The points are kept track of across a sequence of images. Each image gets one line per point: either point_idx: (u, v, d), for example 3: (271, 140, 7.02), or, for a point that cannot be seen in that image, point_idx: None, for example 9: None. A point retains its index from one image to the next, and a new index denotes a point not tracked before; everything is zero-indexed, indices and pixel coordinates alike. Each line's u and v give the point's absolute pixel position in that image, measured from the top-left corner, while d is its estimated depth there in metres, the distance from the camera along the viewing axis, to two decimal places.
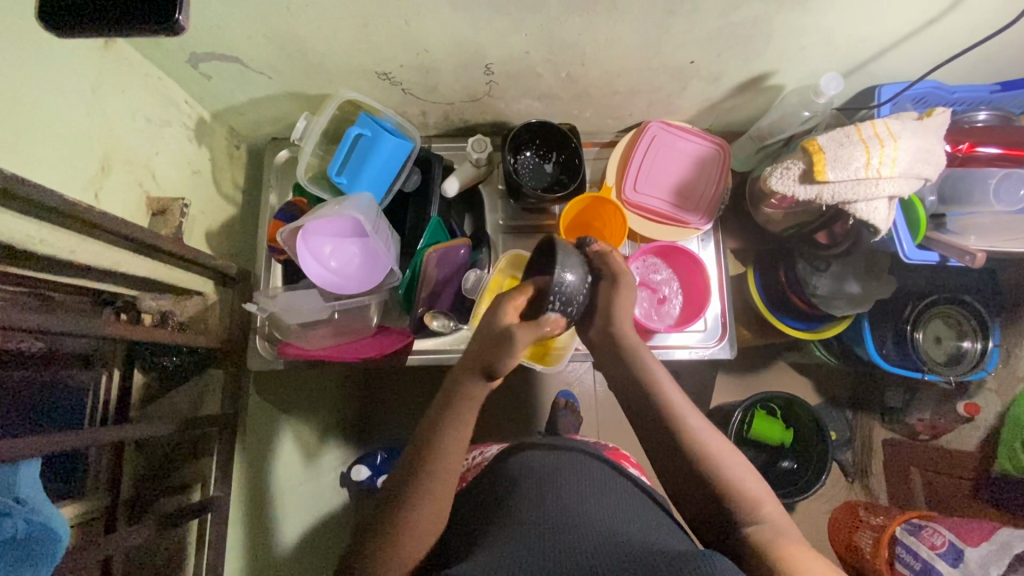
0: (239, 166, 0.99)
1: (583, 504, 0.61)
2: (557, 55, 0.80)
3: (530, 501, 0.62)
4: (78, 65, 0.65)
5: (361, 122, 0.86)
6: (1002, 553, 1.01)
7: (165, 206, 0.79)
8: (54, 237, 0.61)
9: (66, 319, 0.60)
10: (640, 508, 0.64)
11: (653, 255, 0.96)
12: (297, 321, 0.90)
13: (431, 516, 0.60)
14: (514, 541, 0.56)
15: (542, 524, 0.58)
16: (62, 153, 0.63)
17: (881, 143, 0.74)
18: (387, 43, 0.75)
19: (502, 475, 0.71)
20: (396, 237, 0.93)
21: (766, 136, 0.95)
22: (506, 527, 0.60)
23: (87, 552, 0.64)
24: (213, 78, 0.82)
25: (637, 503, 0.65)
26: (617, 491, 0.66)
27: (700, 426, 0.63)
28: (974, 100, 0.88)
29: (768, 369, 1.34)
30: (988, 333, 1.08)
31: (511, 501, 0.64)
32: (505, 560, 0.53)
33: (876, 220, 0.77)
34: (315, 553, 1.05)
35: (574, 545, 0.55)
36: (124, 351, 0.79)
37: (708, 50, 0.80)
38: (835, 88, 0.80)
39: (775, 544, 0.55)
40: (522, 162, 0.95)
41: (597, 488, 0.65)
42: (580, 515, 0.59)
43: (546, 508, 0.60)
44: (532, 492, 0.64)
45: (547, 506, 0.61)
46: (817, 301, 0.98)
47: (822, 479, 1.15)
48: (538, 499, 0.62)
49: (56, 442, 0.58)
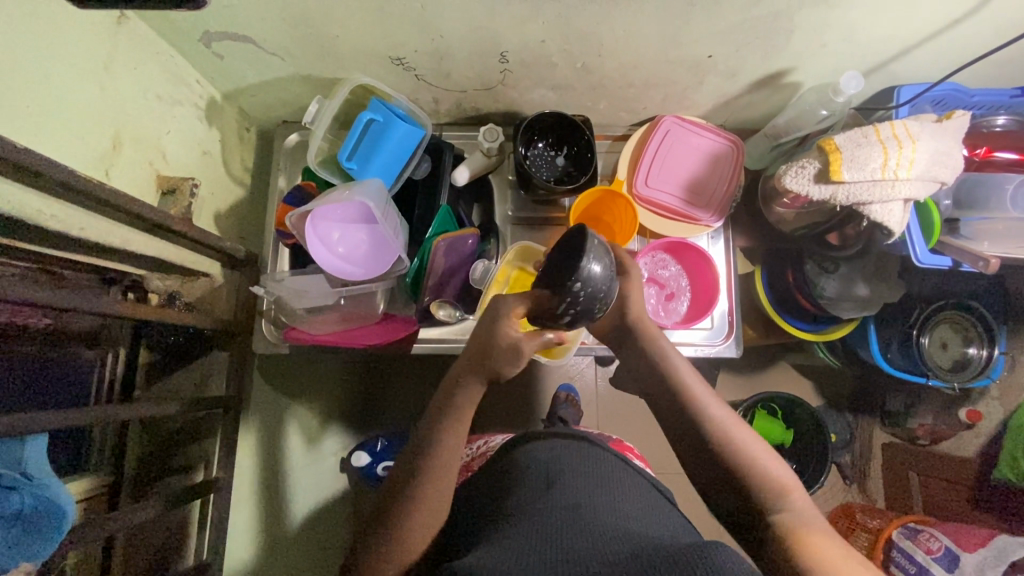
0: (249, 148, 0.99)
1: (589, 496, 0.61)
2: (574, 45, 0.79)
3: (535, 491, 0.63)
4: (91, 40, 0.65)
5: (372, 106, 0.85)
6: (999, 560, 0.99)
7: (175, 185, 0.78)
8: (63, 213, 0.60)
9: (81, 296, 0.60)
10: (643, 498, 0.64)
11: (663, 251, 0.96)
12: (303, 305, 0.89)
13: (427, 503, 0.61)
14: (518, 533, 0.57)
15: (548, 514, 0.58)
16: (74, 129, 0.63)
17: (899, 145, 0.73)
18: (403, 27, 0.74)
19: (509, 466, 0.71)
20: (404, 225, 0.92)
21: (781, 134, 0.94)
22: (511, 516, 0.61)
23: (94, 528, 0.64)
24: (225, 58, 0.81)
25: (641, 495, 0.65)
26: (623, 483, 0.66)
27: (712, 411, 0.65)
28: (993, 104, 0.86)
29: (770, 369, 1.34)
30: (994, 341, 1.08)
31: (514, 492, 0.65)
32: (510, 553, 0.53)
33: (890, 222, 0.76)
34: (313, 537, 1.06)
35: (579, 541, 0.54)
36: (131, 328, 0.80)
37: (727, 44, 0.79)
38: (855, 87, 0.79)
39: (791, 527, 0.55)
40: (533, 153, 0.95)
41: (599, 479, 0.65)
42: (585, 508, 0.59)
43: (551, 498, 0.61)
44: (537, 482, 0.64)
45: (551, 496, 0.61)
46: (824, 303, 0.97)
47: (820, 480, 1.15)
48: (544, 488, 0.63)
49: (65, 419, 0.58)
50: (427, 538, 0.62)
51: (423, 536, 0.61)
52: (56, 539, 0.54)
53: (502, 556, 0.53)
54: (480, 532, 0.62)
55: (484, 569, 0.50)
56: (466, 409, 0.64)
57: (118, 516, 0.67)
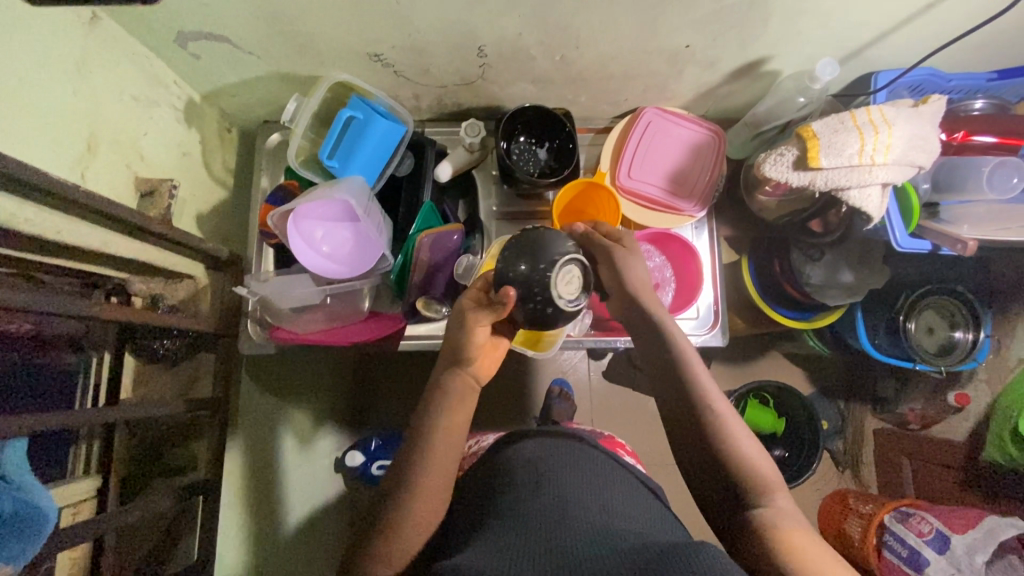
0: (230, 148, 0.98)
1: (582, 494, 0.61)
2: (550, 37, 0.79)
3: (525, 492, 0.62)
4: (61, 41, 0.64)
5: (352, 104, 0.85)
6: (988, 540, 0.99)
7: (154, 187, 0.77)
8: (41, 218, 0.60)
9: (57, 299, 0.59)
10: (633, 499, 0.64)
11: (647, 242, 0.96)
12: (288, 305, 0.88)
13: (417, 514, 0.61)
14: (505, 535, 0.56)
15: (542, 514, 0.58)
16: (46, 131, 0.62)
17: (876, 130, 0.74)
18: (379, 23, 0.74)
19: (500, 465, 0.71)
20: (388, 223, 0.92)
21: (761, 123, 0.94)
22: (502, 515, 0.60)
23: (82, 530, 0.64)
24: (202, 58, 0.81)
25: (634, 495, 0.65)
26: (616, 483, 0.66)
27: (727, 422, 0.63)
28: (970, 88, 0.88)
29: (760, 358, 1.36)
30: (980, 324, 1.09)
31: (504, 493, 0.64)
32: (495, 556, 0.52)
33: (869, 208, 0.77)
34: (309, 540, 1.06)
35: (571, 541, 0.54)
36: (116, 330, 0.79)
37: (704, 34, 0.79)
38: (831, 74, 0.79)
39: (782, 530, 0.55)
40: (515, 147, 0.95)
41: (593, 477, 0.65)
42: (577, 510, 0.58)
43: (539, 501, 0.60)
44: (529, 480, 0.64)
45: (544, 496, 0.61)
46: (811, 290, 0.98)
47: (811, 468, 1.16)
48: (534, 489, 0.62)
49: (42, 423, 0.57)
50: (418, 546, 0.61)
51: (418, 538, 0.61)
52: (36, 544, 0.54)
53: (499, 554, 0.53)
54: (472, 529, 0.62)
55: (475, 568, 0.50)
56: (463, 393, 0.67)
57: (104, 518, 0.67)
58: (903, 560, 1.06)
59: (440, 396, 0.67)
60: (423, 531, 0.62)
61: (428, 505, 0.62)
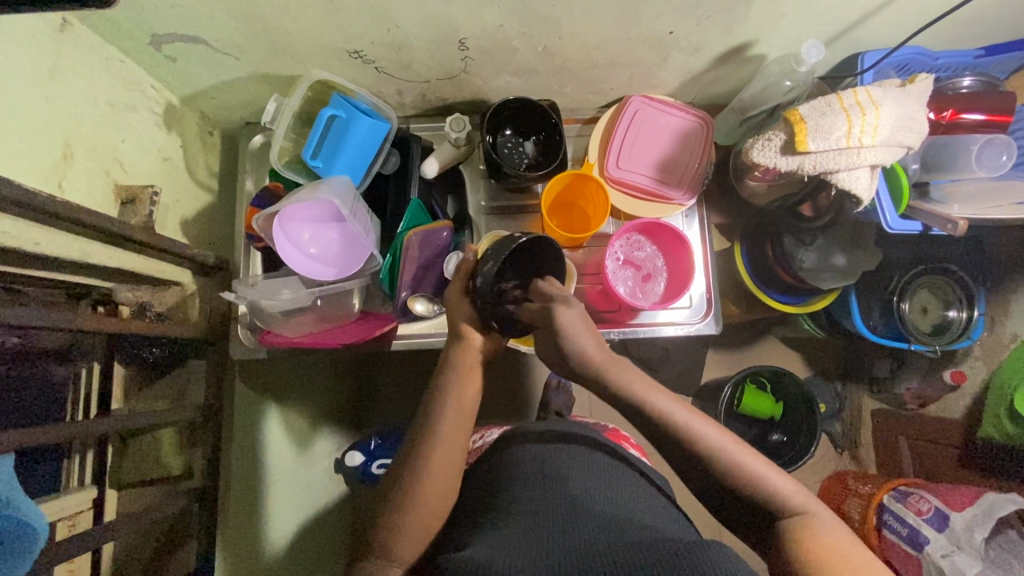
0: (213, 152, 0.97)
1: (589, 491, 0.60)
2: (533, 29, 0.78)
3: (532, 489, 0.61)
4: (30, 47, 0.63)
5: (334, 103, 0.83)
6: (986, 516, 0.98)
7: (134, 194, 0.76)
8: (18, 229, 0.59)
9: (45, 313, 0.59)
10: (640, 496, 0.63)
11: (637, 232, 0.94)
12: (279, 308, 0.85)
13: (419, 519, 0.61)
14: (515, 530, 0.55)
15: (548, 512, 0.57)
16: (23, 142, 0.61)
17: (863, 111, 0.73)
18: (356, 19, 0.73)
19: (505, 461, 0.70)
20: (375, 221, 0.91)
21: (748, 108, 0.93)
22: (510, 511, 0.60)
23: (81, 540, 0.64)
24: (178, 60, 0.79)
25: (639, 491, 0.64)
26: (620, 478, 0.65)
27: (742, 458, 0.59)
28: (957, 66, 0.88)
29: (757, 343, 1.36)
30: (973, 303, 1.08)
31: (510, 489, 0.63)
32: (508, 550, 0.52)
33: (858, 189, 0.76)
34: (315, 545, 1.04)
35: (577, 534, 0.53)
36: (105, 343, 0.78)
37: (688, 19, 0.78)
38: (816, 56, 0.78)
39: (807, 538, 0.54)
40: (502, 141, 0.94)
41: (600, 474, 0.64)
42: (584, 502, 0.58)
43: (548, 497, 0.59)
44: (535, 478, 0.63)
45: (551, 494, 0.60)
46: (805, 275, 0.97)
47: (810, 451, 1.16)
48: (541, 486, 0.61)
49: (27, 437, 0.56)
50: (420, 547, 0.62)
51: (419, 541, 0.61)
52: (27, 561, 0.54)
53: (508, 548, 0.52)
54: (478, 523, 0.62)
55: (483, 563, 0.50)
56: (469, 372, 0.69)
57: (103, 529, 0.67)
58: (902, 540, 1.06)
59: (445, 370, 0.69)
60: (426, 536, 0.62)
61: (427, 500, 0.62)
